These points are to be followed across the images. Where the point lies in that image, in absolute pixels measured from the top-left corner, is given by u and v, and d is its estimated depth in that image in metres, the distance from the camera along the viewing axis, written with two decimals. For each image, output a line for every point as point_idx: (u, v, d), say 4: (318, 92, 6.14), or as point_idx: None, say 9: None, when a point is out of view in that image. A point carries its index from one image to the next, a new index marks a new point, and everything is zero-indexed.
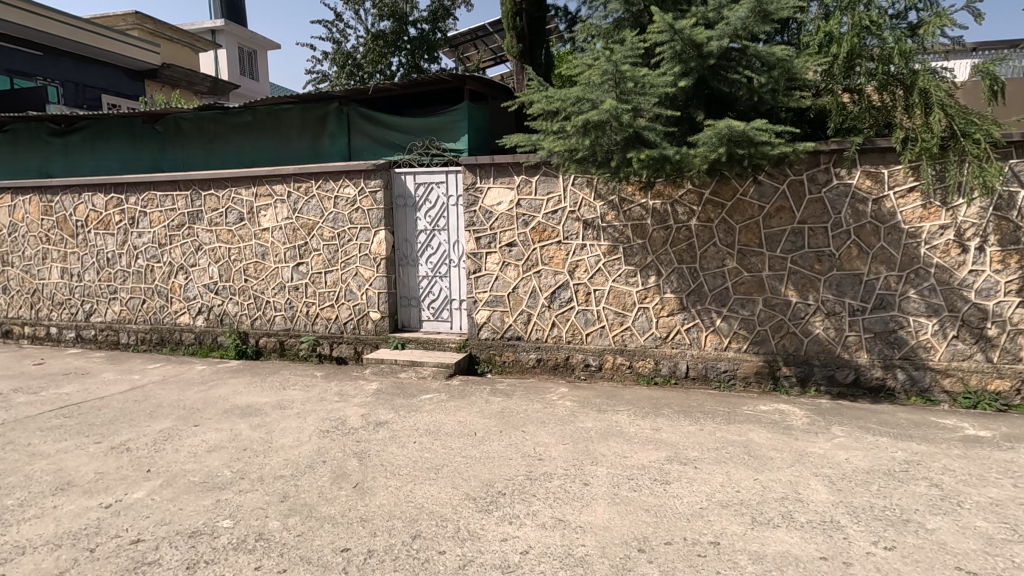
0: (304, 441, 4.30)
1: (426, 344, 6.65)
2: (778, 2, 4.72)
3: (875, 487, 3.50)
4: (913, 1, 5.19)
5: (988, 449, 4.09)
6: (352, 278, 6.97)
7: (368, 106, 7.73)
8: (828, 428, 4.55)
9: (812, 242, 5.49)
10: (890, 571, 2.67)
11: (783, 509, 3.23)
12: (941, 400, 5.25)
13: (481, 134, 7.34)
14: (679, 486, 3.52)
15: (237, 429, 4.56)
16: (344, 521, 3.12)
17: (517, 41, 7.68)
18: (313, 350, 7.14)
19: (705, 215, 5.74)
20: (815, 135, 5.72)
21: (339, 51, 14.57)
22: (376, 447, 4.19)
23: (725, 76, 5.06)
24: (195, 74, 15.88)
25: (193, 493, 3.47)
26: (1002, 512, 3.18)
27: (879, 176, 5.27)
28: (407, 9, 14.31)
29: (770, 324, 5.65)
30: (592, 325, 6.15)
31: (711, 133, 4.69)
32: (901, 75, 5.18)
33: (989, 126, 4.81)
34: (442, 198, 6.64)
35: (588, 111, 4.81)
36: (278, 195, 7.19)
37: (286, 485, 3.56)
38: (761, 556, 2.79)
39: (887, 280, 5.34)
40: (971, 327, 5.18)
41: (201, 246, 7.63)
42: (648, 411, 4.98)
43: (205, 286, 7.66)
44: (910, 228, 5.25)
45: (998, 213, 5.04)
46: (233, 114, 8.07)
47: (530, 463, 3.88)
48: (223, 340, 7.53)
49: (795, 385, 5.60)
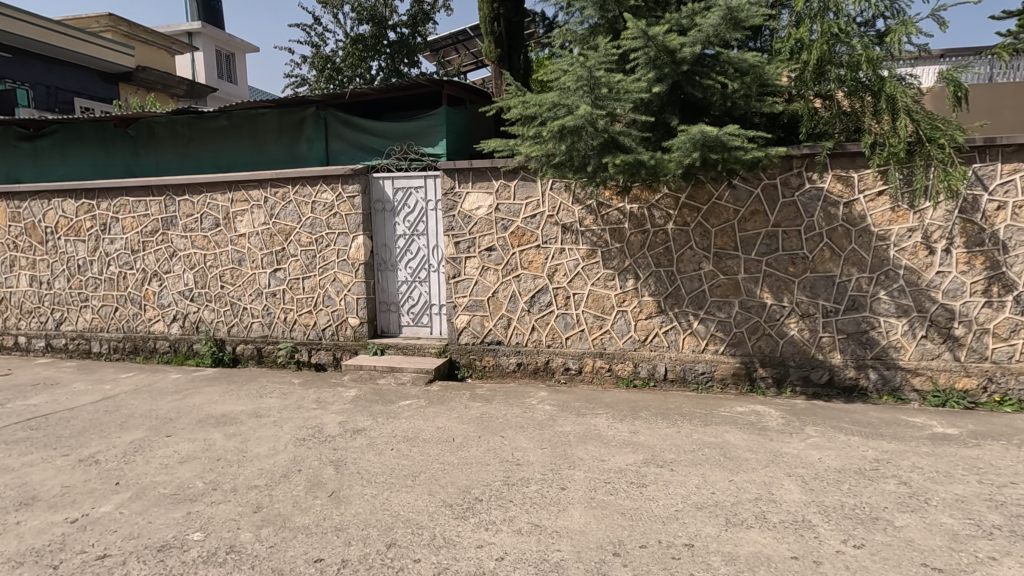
0: (279, 450, 4.24)
1: (406, 350, 6.61)
2: (748, 9, 4.80)
3: (846, 486, 3.56)
4: (881, 9, 5.30)
5: (956, 446, 4.18)
6: (331, 284, 6.91)
7: (346, 111, 7.68)
8: (802, 428, 4.62)
9: (786, 245, 5.58)
10: (859, 570, 2.71)
11: (757, 510, 3.27)
12: (911, 399, 5.37)
13: (460, 138, 7.32)
14: (655, 489, 3.55)
15: (210, 439, 4.50)
16: (319, 531, 3.09)
17: (495, 47, 7.68)
18: (291, 357, 7.06)
19: (681, 219, 5.80)
20: (788, 140, 5.82)
21: (318, 55, 14.46)
22: (353, 454, 4.15)
23: (699, 82, 5.08)
24: (171, 78, 15.64)
25: (163, 506, 3.40)
26: (967, 508, 3.26)
27: (849, 180, 5.39)
28: (387, 13, 14.22)
29: (746, 326, 5.74)
30: (571, 329, 6.17)
31: (685, 138, 4.75)
32: (869, 82, 5.28)
33: (953, 131, 4.96)
34: (421, 203, 6.62)
35: (564, 116, 4.83)
36: (254, 200, 7.11)
37: (260, 495, 3.51)
38: (734, 557, 2.82)
39: (858, 282, 5.45)
40: (939, 327, 5.31)
41: (176, 252, 7.50)
42: (626, 414, 5.01)
43: (180, 293, 7.53)
44: (880, 231, 5.36)
45: (963, 216, 5.18)
46: (208, 118, 7.95)
47: (508, 468, 3.87)
48: (199, 348, 7.41)
49: (772, 386, 5.68)
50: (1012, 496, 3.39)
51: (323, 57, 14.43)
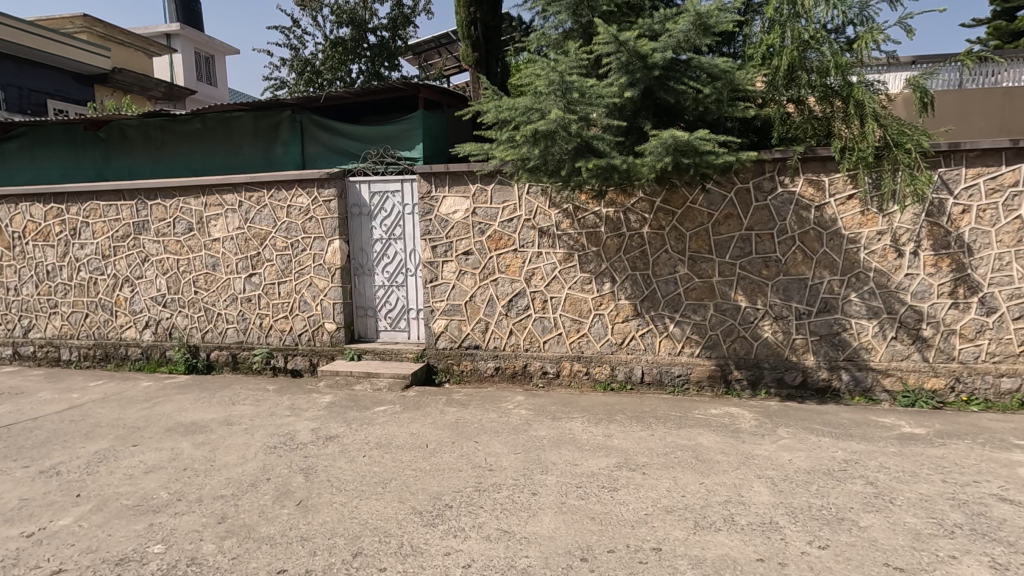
0: (248, 458, 4.17)
1: (383, 355, 6.56)
2: (717, 16, 4.85)
3: (815, 487, 3.59)
4: (849, 16, 5.37)
5: (922, 446, 4.25)
6: (307, 289, 6.84)
7: (322, 114, 7.62)
8: (774, 430, 4.66)
9: (759, 248, 5.64)
10: (822, 570, 2.74)
11: (726, 513, 3.28)
12: (882, 399, 5.46)
13: (436, 142, 7.30)
14: (626, 493, 3.55)
15: (178, 448, 4.41)
16: (284, 541, 3.04)
17: (472, 50, 7.68)
18: (267, 363, 6.98)
19: (656, 223, 5.84)
20: (761, 145, 5.87)
21: (297, 58, 14.34)
22: (324, 462, 4.09)
23: (671, 87, 5.10)
24: (147, 80, 15.42)
25: (125, 517, 3.32)
26: (930, 507, 3.31)
27: (820, 184, 5.47)
28: (366, 16, 14.15)
29: (722, 329, 5.78)
30: (549, 332, 6.17)
31: (657, 142, 4.77)
32: (839, 87, 5.37)
33: (919, 136, 5.06)
34: (398, 207, 6.58)
35: (537, 120, 4.83)
36: (227, 204, 7.01)
37: (225, 505, 3.44)
38: (701, 561, 2.84)
39: (830, 284, 5.52)
40: (908, 328, 5.40)
41: (148, 257, 7.37)
42: (602, 417, 5.02)
43: (152, 299, 7.40)
44: (850, 234, 5.45)
45: (930, 219, 5.28)
46: (181, 121, 7.83)
47: (480, 474, 3.85)
48: (172, 355, 7.29)
49: (746, 388, 5.74)
50: (975, 495, 3.45)
51: (303, 60, 14.31)
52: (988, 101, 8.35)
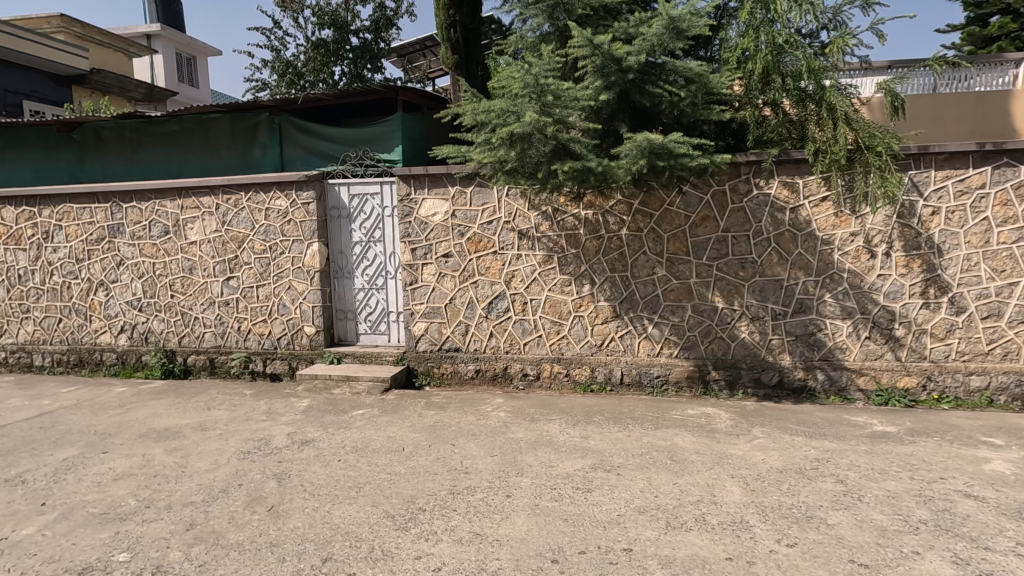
0: (221, 464, 4.12)
1: (363, 358, 6.52)
2: (690, 19, 4.89)
3: (786, 486, 3.63)
4: (822, 21, 5.44)
5: (892, 444, 4.32)
6: (285, 292, 6.78)
7: (301, 116, 7.57)
8: (749, 430, 4.70)
9: (736, 249, 5.70)
10: (789, 568, 2.77)
11: (697, 512, 3.31)
12: (856, 398, 5.54)
13: (415, 144, 7.29)
14: (599, 494, 3.56)
15: (150, 454, 4.34)
16: (252, 548, 3.01)
17: (452, 53, 7.72)
18: (245, 367, 6.90)
19: (635, 224, 5.87)
20: (737, 148, 5.95)
21: (279, 59, 14.22)
22: (298, 467, 4.05)
23: (647, 90, 5.15)
24: (126, 81, 15.21)
25: (91, 526, 3.26)
26: (897, 504, 3.37)
27: (795, 186, 5.54)
28: (348, 17, 14.09)
29: (699, 330, 5.83)
30: (529, 335, 6.18)
31: (632, 145, 4.82)
32: (812, 91, 5.45)
33: (890, 139, 5.15)
34: (377, 210, 6.54)
35: (513, 123, 4.85)
36: (204, 207, 6.93)
37: (195, 512, 3.40)
38: (670, 561, 2.85)
39: (805, 285, 5.60)
40: (881, 328, 5.49)
41: (123, 261, 7.25)
42: (580, 419, 5.03)
43: (127, 303, 7.29)
44: (824, 235, 5.53)
45: (901, 220, 5.38)
46: (157, 122, 7.73)
47: (455, 477, 3.84)
48: (148, 360, 7.18)
49: (724, 388, 5.79)
50: (941, 492, 3.51)
51: (284, 61, 14.19)
52: (961, 106, 8.53)
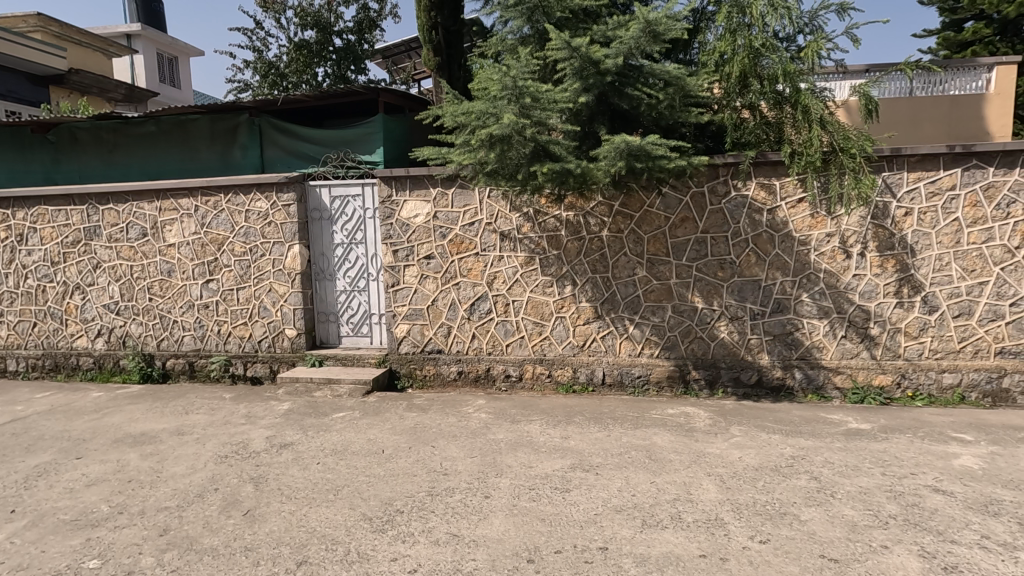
0: (197, 468, 4.08)
1: (345, 360, 6.48)
2: (667, 23, 4.94)
3: (761, 483, 3.68)
4: (799, 25, 5.53)
5: (866, 441, 4.40)
6: (266, 294, 6.73)
7: (281, 117, 7.52)
8: (727, 428, 4.76)
9: (714, 250, 5.77)
10: (761, 564, 2.81)
11: (673, 510, 3.34)
12: (833, 397, 5.63)
13: (397, 146, 7.28)
14: (577, 493, 3.58)
15: (124, 459, 4.28)
16: (226, 552, 2.98)
17: (434, 55, 7.73)
18: (225, 371, 6.82)
19: (615, 226, 5.92)
20: (715, 149, 6.02)
21: (261, 60, 14.11)
22: (276, 470, 4.02)
23: (626, 92, 5.20)
24: (105, 81, 14.99)
25: (61, 533, 3.22)
26: (868, 499, 3.43)
27: (772, 188, 5.62)
28: (332, 18, 14.03)
29: (679, 330, 5.89)
30: (511, 336, 6.19)
31: (610, 147, 4.85)
32: (789, 94, 5.47)
33: (863, 142, 5.24)
34: (359, 211, 6.51)
35: (492, 124, 4.86)
36: (183, 209, 6.85)
37: (169, 517, 3.36)
38: (645, 559, 2.88)
39: (782, 285, 5.68)
40: (857, 327, 5.59)
41: (100, 263, 7.14)
42: (561, 419, 5.05)
43: (104, 307, 7.18)
44: (801, 236, 5.61)
45: (875, 221, 5.48)
46: (135, 123, 7.64)
47: (434, 479, 3.84)
48: (126, 364, 7.08)
49: (704, 387, 5.85)
50: (911, 487, 3.58)
51: (267, 62, 14.08)
52: (937, 108, 8.72)
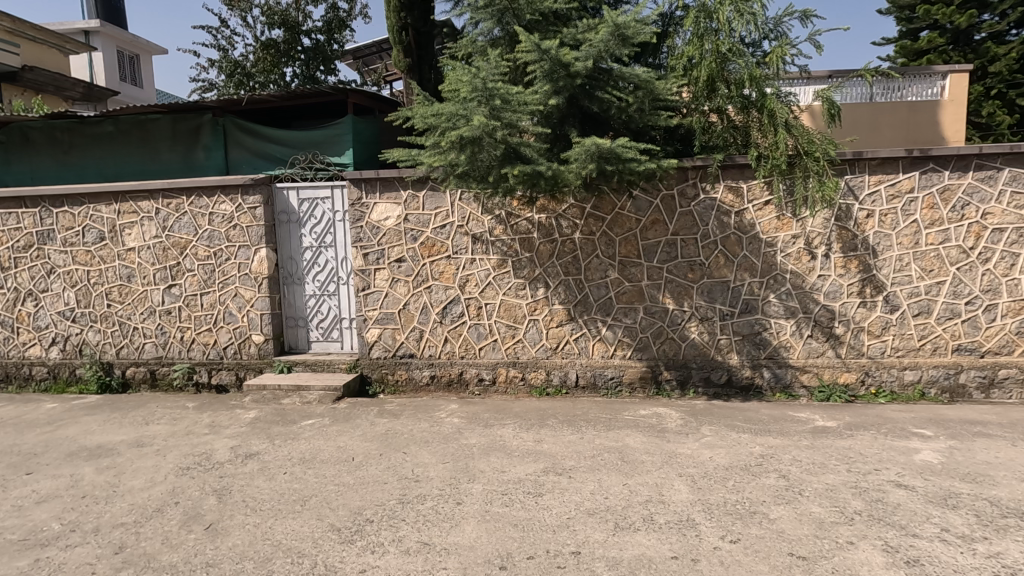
0: (157, 482, 3.92)
1: (314, 366, 6.34)
2: (635, 26, 4.97)
3: (731, 483, 3.72)
4: (764, 31, 5.63)
5: (832, 438, 4.49)
6: (231, 299, 6.54)
7: (246, 118, 7.35)
8: (698, 428, 4.80)
9: (685, 252, 5.83)
10: (732, 564, 2.83)
11: (646, 512, 3.34)
12: (800, 395, 5.74)
13: (367, 147, 7.17)
14: (550, 497, 3.55)
15: (79, 474, 4.09)
16: (186, 569, 2.87)
17: (404, 56, 7.66)
18: (188, 379, 6.61)
19: (588, 228, 5.92)
20: (685, 152, 6.09)
21: (226, 59, 13.78)
22: (240, 481, 3.89)
23: (596, 95, 5.23)
24: (62, 79, 14.44)
25: (7, 554, 3.05)
26: (835, 496, 3.49)
27: (739, 191, 5.70)
28: (300, 18, 13.80)
29: (651, 331, 5.93)
30: (484, 339, 6.15)
31: (581, 150, 4.86)
32: (754, 99, 5.58)
33: (826, 145, 5.37)
34: (328, 214, 6.37)
35: (462, 126, 4.81)
36: (143, 212, 6.60)
37: (125, 534, 3.22)
38: (617, 562, 2.87)
39: (750, 286, 5.77)
40: (822, 326, 5.72)
41: (54, 269, 6.84)
42: (534, 423, 5.02)
43: (59, 314, 6.88)
44: (768, 237, 5.71)
45: (839, 223, 5.61)
46: (91, 123, 7.36)
47: (406, 486, 3.76)
48: (83, 373, 6.80)
49: (676, 388, 5.90)
50: (875, 483, 3.66)
51: (232, 61, 13.73)
52: (895, 114, 9.01)
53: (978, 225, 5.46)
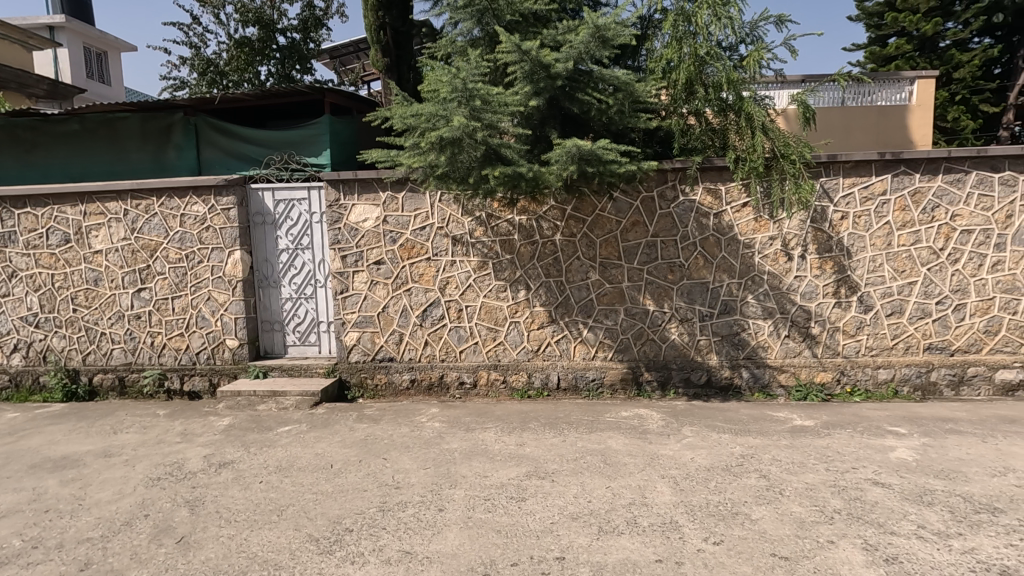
0: (125, 494, 3.77)
1: (291, 371, 6.21)
2: (615, 28, 4.98)
3: (713, 483, 3.73)
4: (741, 35, 5.69)
5: (810, 437, 4.55)
6: (204, 303, 6.37)
7: (219, 117, 7.17)
8: (679, 429, 4.82)
9: (664, 253, 5.86)
10: (716, 567, 2.83)
11: (629, 515, 3.33)
12: (778, 394, 5.81)
13: (344, 148, 7.05)
14: (534, 502, 3.52)
15: (42, 487, 3.92)
16: None
17: (382, 55, 7.56)
18: (159, 386, 6.41)
19: (568, 230, 5.91)
20: (664, 154, 6.12)
21: (198, 57, 13.47)
22: (214, 491, 3.77)
23: (576, 97, 5.21)
24: (26, 76, 13.95)
25: None
26: (815, 495, 3.52)
27: (718, 193, 5.75)
28: (275, 16, 13.55)
29: (632, 332, 5.94)
30: (465, 342, 6.09)
31: (562, 151, 4.84)
32: (732, 101, 5.63)
33: (801, 148, 5.45)
34: (304, 216, 6.25)
35: (441, 127, 4.75)
36: (111, 213, 6.38)
37: (91, 549, 3.08)
38: (602, 567, 2.85)
39: (729, 287, 5.83)
40: (799, 326, 5.80)
41: (16, 272, 6.57)
42: (516, 426, 4.98)
43: (22, 319, 6.61)
44: (746, 239, 5.77)
45: (814, 225, 5.70)
46: (56, 121, 7.11)
47: (386, 493, 3.69)
48: (47, 381, 6.55)
49: (656, 388, 5.93)
50: (853, 481, 3.71)
51: (204, 59, 13.42)
52: (866, 118, 9.22)
53: (947, 226, 5.60)
